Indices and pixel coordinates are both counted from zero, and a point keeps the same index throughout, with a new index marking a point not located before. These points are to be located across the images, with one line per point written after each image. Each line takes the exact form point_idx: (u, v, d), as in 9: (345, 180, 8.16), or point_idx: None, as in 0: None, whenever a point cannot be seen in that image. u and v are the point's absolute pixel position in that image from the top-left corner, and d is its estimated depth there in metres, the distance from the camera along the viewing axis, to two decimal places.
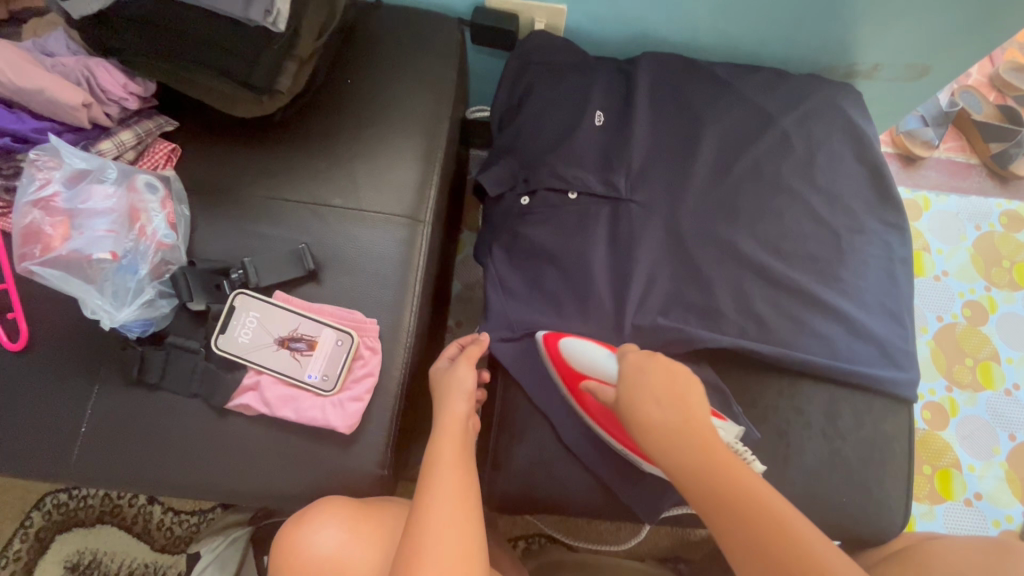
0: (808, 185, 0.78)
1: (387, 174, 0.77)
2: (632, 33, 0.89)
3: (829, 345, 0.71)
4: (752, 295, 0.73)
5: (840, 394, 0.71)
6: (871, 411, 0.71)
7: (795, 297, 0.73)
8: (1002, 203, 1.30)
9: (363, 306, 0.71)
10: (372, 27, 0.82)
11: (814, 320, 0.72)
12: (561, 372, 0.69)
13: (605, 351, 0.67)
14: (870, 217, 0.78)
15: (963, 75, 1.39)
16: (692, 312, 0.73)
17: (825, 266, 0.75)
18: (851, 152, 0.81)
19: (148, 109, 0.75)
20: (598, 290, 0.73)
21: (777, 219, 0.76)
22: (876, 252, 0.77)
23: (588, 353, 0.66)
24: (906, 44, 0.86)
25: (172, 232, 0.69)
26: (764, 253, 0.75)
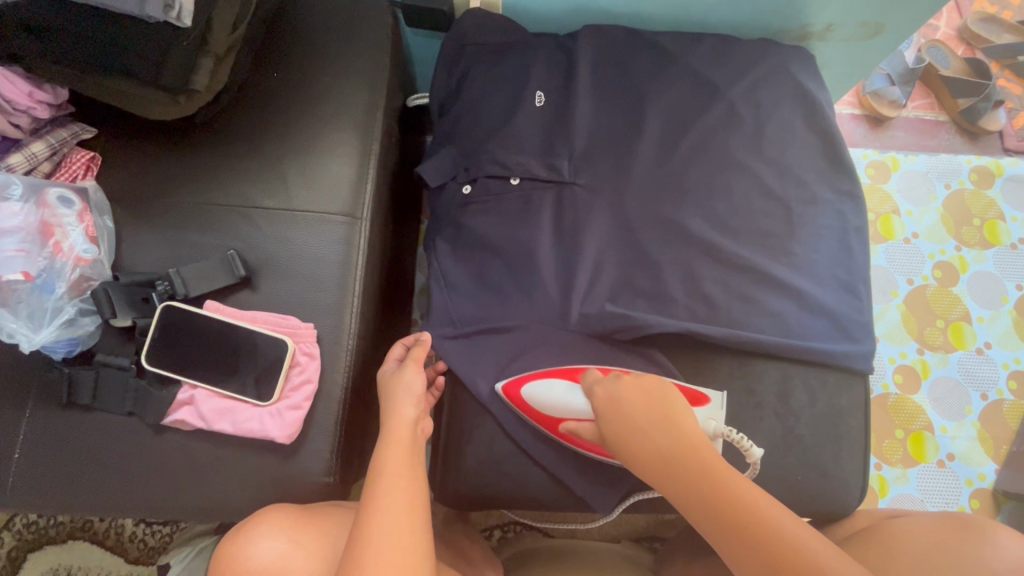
0: (758, 158, 0.75)
1: (321, 171, 0.74)
2: (573, 6, 0.85)
3: (781, 322, 0.70)
4: (701, 275, 0.71)
5: (793, 371, 0.69)
6: (826, 386, 0.69)
7: (745, 275, 0.71)
8: (972, 158, 1.28)
9: (300, 311, 0.69)
10: (297, 16, 0.79)
11: (764, 297, 0.71)
12: (532, 418, 0.68)
13: (567, 386, 0.67)
14: (822, 186, 0.76)
15: (931, 28, 1.35)
16: (641, 296, 0.71)
17: (777, 240, 0.73)
18: (802, 119, 0.78)
19: (62, 117, 0.72)
20: (543, 279, 0.71)
21: (726, 194, 0.74)
22: (828, 223, 0.75)
23: (551, 392, 0.66)
24: (857, 2, 0.82)
25: (92, 246, 0.66)
26: (712, 232, 0.73)
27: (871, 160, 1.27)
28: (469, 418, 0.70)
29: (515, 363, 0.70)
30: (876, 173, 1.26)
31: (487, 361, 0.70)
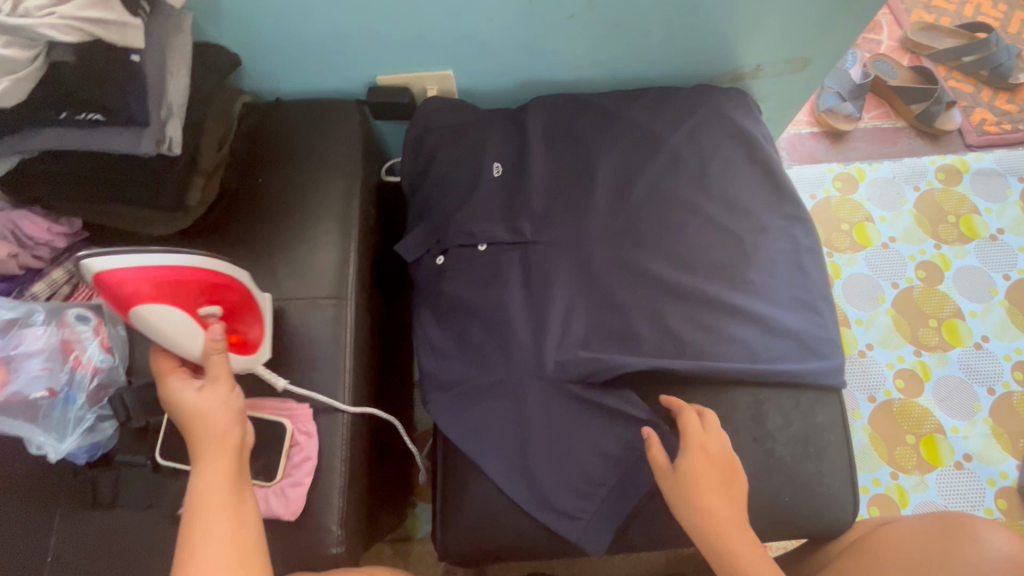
0: (704, 196, 0.81)
1: (308, 261, 0.81)
2: (521, 82, 0.94)
3: (746, 348, 0.73)
4: (665, 313, 0.75)
5: (765, 395, 0.72)
6: (799, 406, 0.72)
7: (705, 307, 0.75)
8: (936, 159, 1.31)
9: (296, 393, 0.75)
10: (275, 124, 0.88)
11: (726, 325, 0.74)
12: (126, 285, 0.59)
13: (167, 310, 0.61)
14: (770, 214, 0.81)
15: (874, 44, 1.43)
16: (612, 339, 0.75)
17: (734, 270, 0.77)
18: (742, 155, 0.84)
19: (78, 242, 0.80)
20: (517, 335, 0.76)
21: (679, 234, 0.79)
22: (781, 247, 0.79)
23: (166, 318, 0.62)
24: (777, 42, 0.89)
25: (108, 355, 0.73)
26: (669, 270, 0.77)
27: (836, 173, 1.31)
28: (463, 473, 0.74)
29: (499, 419, 0.73)
30: (844, 185, 1.30)
31: (474, 418, 0.74)
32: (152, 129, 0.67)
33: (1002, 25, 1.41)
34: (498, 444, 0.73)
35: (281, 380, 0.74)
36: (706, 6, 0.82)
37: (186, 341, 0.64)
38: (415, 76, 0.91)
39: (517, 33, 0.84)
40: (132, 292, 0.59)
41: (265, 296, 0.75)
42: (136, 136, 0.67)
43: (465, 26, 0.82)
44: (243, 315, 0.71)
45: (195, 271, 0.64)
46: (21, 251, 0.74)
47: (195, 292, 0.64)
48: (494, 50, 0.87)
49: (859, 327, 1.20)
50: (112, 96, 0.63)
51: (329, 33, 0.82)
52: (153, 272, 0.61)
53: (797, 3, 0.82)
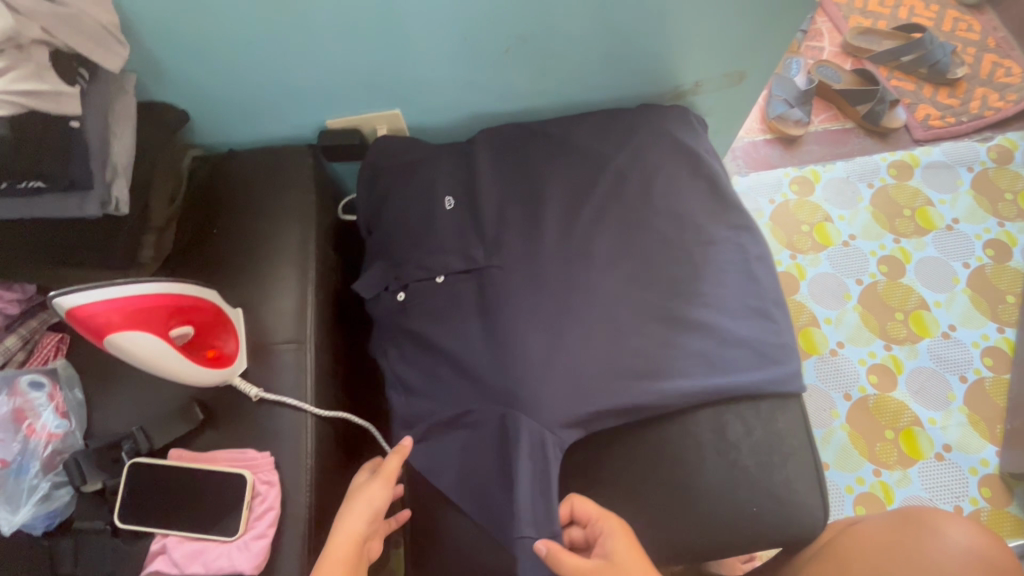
0: (653, 213, 0.82)
1: (267, 307, 0.81)
2: (468, 114, 0.97)
3: (704, 360, 0.74)
4: (622, 330, 0.76)
5: (724, 405, 0.73)
6: (759, 414, 0.72)
7: (660, 322, 0.76)
8: (886, 156, 1.35)
9: (257, 442, 0.74)
10: (229, 175, 0.89)
11: (683, 339, 0.75)
12: (100, 319, 0.58)
13: (149, 338, 0.62)
14: (717, 225, 0.82)
15: (816, 51, 1.48)
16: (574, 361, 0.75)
17: (686, 283, 0.78)
18: (686, 169, 0.86)
19: (34, 306, 0.78)
20: (477, 365, 0.76)
21: (629, 252, 0.80)
22: (730, 256, 0.80)
23: (145, 346, 0.61)
24: (711, 61, 0.93)
25: (63, 420, 0.72)
26: (624, 286, 0.78)
27: (792, 177, 1.34)
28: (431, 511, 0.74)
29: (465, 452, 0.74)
30: (800, 188, 1.33)
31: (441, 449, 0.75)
32: (96, 191, 0.68)
33: (936, 24, 1.47)
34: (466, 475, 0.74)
35: (256, 389, 0.75)
36: (637, 30, 0.85)
37: (173, 362, 0.64)
38: (364, 117, 0.93)
39: (457, 69, 0.87)
40: (104, 323, 0.58)
41: (238, 311, 0.80)
42: (80, 199, 0.68)
43: (406, 67, 0.84)
44: (218, 330, 0.73)
45: (163, 298, 0.64)
46: None
47: (166, 315, 0.64)
48: (438, 87, 0.90)
49: (829, 325, 1.21)
50: (50, 164, 0.64)
51: (273, 82, 0.84)
52: (126, 300, 0.60)
53: (723, 21, 0.85)
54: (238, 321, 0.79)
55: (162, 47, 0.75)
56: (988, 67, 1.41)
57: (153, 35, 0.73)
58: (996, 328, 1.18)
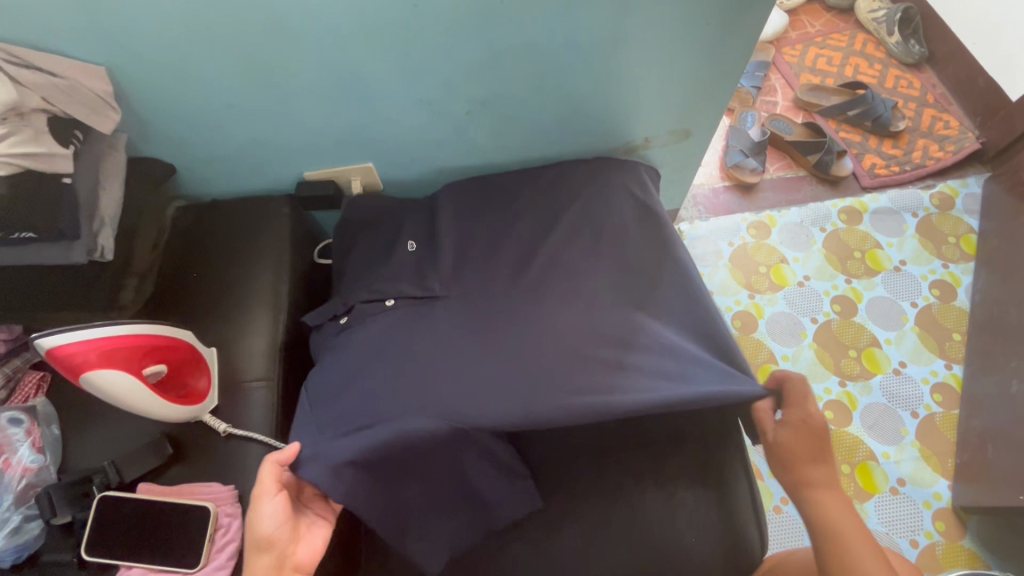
0: (603, 255, 0.88)
1: (239, 347, 0.86)
2: (437, 167, 1.05)
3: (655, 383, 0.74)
4: (567, 351, 0.77)
5: (666, 440, 0.78)
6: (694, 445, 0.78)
7: (606, 347, 0.78)
8: (837, 202, 1.43)
9: (223, 476, 0.77)
10: (211, 223, 0.96)
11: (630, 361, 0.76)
12: (79, 359, 0.63)
13: (123, 377, 0.66)
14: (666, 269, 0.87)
15: (770, 106, 1.59)
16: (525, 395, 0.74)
17: (633, 316, 0.82)
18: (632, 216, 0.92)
19: (17, 345, 0.82)
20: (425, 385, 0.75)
21: (579, 291, 0.83)
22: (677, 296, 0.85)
23: (119, 384, 0.66)
24: (658, 120, 1.02)
25: (39, 455, 0.76)
26: (574, 317, 0.81)
27: (750, 222, 1.43)
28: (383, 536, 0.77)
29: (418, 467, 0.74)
30: (757, 232, 1.41)
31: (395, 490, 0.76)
32: (82, 242, 0.75)
33: (879, 81, 1.59)
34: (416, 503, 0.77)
35: (225, 424, 0.79)
36: (586, 94, 0.94)
37: (144, 400, 0.69)
38: (340, 170, 1.01)
39: (424, 129, 0.95)
40: (80, 362, 0.63)
41: (212, 350, 0.85)
42: (67, 247, 0.74)
43: (376, 125, 0.93)
44: (191, 369, 0.78)
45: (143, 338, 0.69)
46: None
47: (140, 354, 0.69)
48: (408, 143, 0.98)
49: (786, 362, 1.26)
50: (43, 219, 0.70)
51: (254, 141, 0.92)
52: (104, 341, 0.65)
53: (662, 84, 0.94)
54: (211, 360, 0.84)
55: (152, 110, 0.83)
56: (928, 120, 1.52)
57: (144, 101, 0.81)
58: (944, 364, 1.24)
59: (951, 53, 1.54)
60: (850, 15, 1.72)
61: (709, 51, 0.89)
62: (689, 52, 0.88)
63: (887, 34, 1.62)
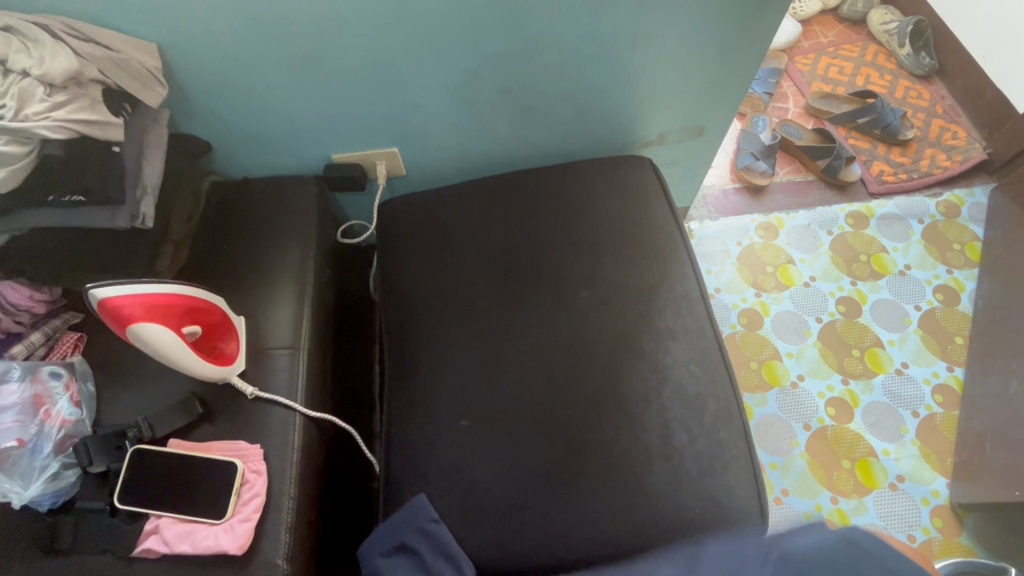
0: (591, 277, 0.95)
1: (266, 317, 0.90)
2: (458, 155, 1.09)
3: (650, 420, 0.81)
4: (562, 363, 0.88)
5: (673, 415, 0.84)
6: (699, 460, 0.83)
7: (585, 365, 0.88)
8: (844, 207, 1.47)
9: (249, 436, 0.81)
10: (241, 199, 1.00)
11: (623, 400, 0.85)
12: (126, 312, 0.66)
13: (165, 331, 0.70)
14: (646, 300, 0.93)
15: (782, 112, 1.63)
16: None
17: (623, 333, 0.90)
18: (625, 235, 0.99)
19: (56, 307, 0.87)
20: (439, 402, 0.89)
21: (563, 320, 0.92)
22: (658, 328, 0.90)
23: (162, 338, 0.69)
24: (674, 116, 1.06)
25: (76, 409, 0.80)
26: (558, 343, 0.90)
27: (758, 223, 1.46)
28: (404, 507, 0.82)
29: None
30: (765, 233, 1.45)
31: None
32: (126, 207, 0.79)
33: (889, 91, 1.63)
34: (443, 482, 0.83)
35: (252, 387, 0.83)
36: (605, 89, 0.98)
37: (185, 354, 0.73)
38: (366, 153, 1.05)
39: (449, 116, 0.99)
40: (127, 315, 0.67)
41: (241, 318, 0.88)
42: (112, 212, 0.78)
43: (404, 112, 0.97)
44: (221, 334, 0.82)
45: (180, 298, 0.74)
46: (4, 316, 0.80)
47: (179, 312, 0.73)
48: (433, 131, 1.02)
49: (791, 359, 1.29)
50: (93, 182, 0.75)
51: (289, 124, 0.97)
52: (149, 296, 0.69)
53: (679, 81, 0.98)
54: (240, 327, 0.87)
55: (194, 88, 0.87)
56: (936, 130, 1.55)
57: (188, 79, 0.86)
58: (946, 366, 1.26)
59: (961, 66, 1.57)
60: (861, 27, 1.76)
61: (725, 50, 0.93)
62: (706, 51, 0.92)
63: (898, 46, 1.65)
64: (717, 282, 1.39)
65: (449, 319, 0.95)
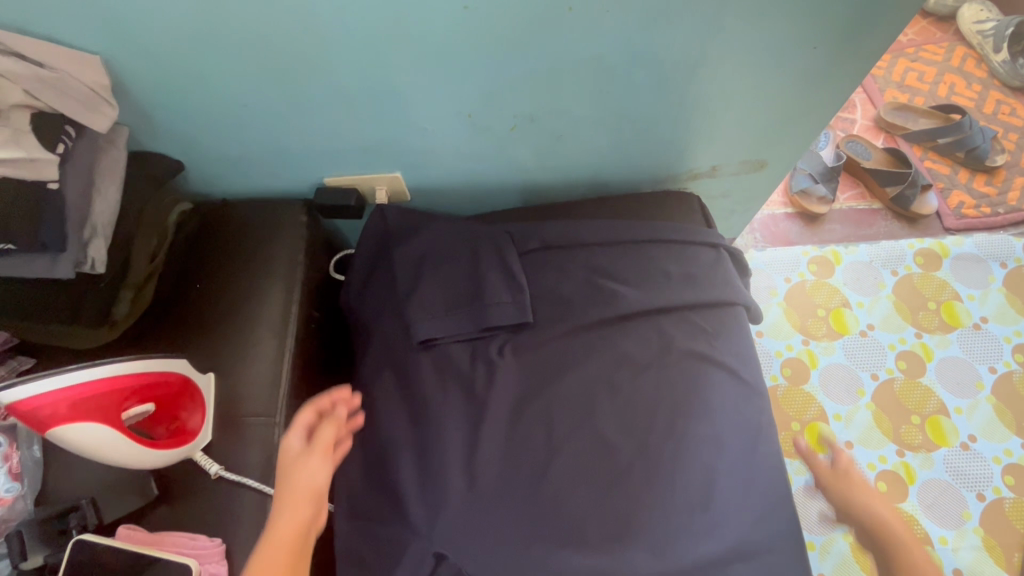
0: (629, 331, 0.77)
1: (240, 375, 0.77)
2: (472, 182, 0.93)
3: (685, 464, 0.70)
4: (587, 432, 0.71)
5: (726, 519, 0.68)
6: (733, 433, 0.73)
7: (622, 439, 0.71)
8: (914, 242, 1.27)
9: (211, 526, 0.70)
10: (217, 228, 0.87)
11: (665, 463, 0.70)
12: (45, 412, 0.56)
13: (101, 429, 0.59)
14: (699, 349, 0.76)
15: (848, 123, 1.42)
16: (589, 312, 0.77)
17: (671, 402, 0.73)
18: (674, 260, 0.81)
19: (4, 353, 0.77)
20: (443, 458, 0.70)
21: (592, 373, 0.74)
22: (709, 388, 0.74)
23: (102, 435, 0.60)
24: (731, 148, 0.88)
25: (15, 484, 0.69)
26: (590, 412, 0.73)
27: (811, 257, 1.28)
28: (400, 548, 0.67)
29: (437, 254, 0.82)
30: (819, 269, 1.27)
31: (418, 346, 0.77)
32: (69, 254, 0.66)
33: (977, 106, 1.40)
34: (415, 555, 0.66)
35: (217, 467, 0.71)
36: (651, 116, 0.81)
37: (125, 452, 0.62)
38: (364, 178, 0.90)
39: (460, 142, 0.83)
40: (49, 415, 0.56)
41: (209, 378, 0.76)
42: (51, 262, 0.65)
43: (409, 135, 0.81)
44: (182, 403, 0.70)
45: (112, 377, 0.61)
46: None
47: (122, 398, 0.62)
48: (443, 156, 0.86)
49: (839, 422, 1.13)
50: (19, 228, 0.61)
51: (273, 144, 0.82)
52: (74, 389, 0.57)
53: (743, 112, 0.80)
54: (207, 389, 0.75)
55: (155, 104, 0.73)
56: None
57: (147, 94, 0.71)
58: (1020, 443, 1.10)
59: None
60: (949, 24, 1.51)
61: (805, 78, 0.75)
62: (783, 78, 0.74)
63: (993, 50, 1.42)
64: (759, 323, 1.22)
65: (446, 372, 0.76)
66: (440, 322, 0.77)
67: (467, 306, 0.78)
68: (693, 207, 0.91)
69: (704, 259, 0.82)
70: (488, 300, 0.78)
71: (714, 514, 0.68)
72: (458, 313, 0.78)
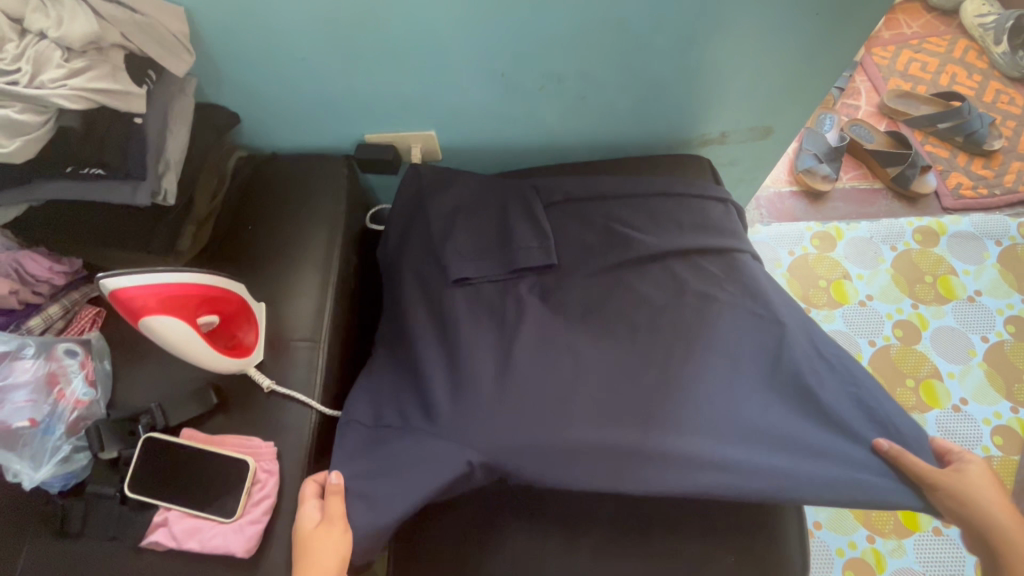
0: (647, 274, 0.84)
1: (287, 304, 0.85)
2: (500, 143, 1.01)
3: (703, 384, 0.75)
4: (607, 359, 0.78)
5: (745, 432, 0.72)
6: (750, 360, 0.77)
7: (642, 363, 0.77)
8: (912, 221, 1.34)
9: (263, 432, 0.78)
10: (267, 176, 0.95)
11: (683, 385, 0.75)
12: (136, 303, 0.65)
13: (182, 324, 0.68)
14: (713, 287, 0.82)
15: (853, 109, 1.49)
16: (609, 257, 0.85)
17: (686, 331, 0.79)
18: (688, 212, 0.88)
19: (78, 279, 0.86)
20: (476, 376, 0.77)
21: (612, 310, 0.82)
22: (725, 318, 0.79)
23: (183, 329, 0.68)
24: (740, 115, 0.96)
25: (91, 389, 0.77)
26: (609, 344, 0.80)
27: (814, 232, 1.35)
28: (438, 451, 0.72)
29: (468, 204, 0.91)
30: (822, 243, 1.34)
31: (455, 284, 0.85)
32: (147, 183, 0.74)
33: (977, 95, 1.47)
34: (450, 458, 0.71)
35: (269, 381, 0.79)
36: (668, 82, 0.89)
37: (199, 350, 0.71)
38: (401, 136, 0.98)
39: (491, 102, 0.91)
40: (141, 306, 0.65)
41: (261, 305, 0.84)
42: (132, 188, 0.73)
43: (446, 95, 0.89)
44: (240, 322, 0.79)
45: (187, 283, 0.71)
46: (22, 288, 0.80)
47: (195, 303, 0.71)
48: (475, 116, 0.94)
49: None
50: (112, 156, 0.71)
51: (322, 101, 0.90)
52: (161, 286, 0.67)
53: (752, 79, 0.88)
54: (260, 314, 0.83)
55: (222, 56, 0.81)
56: None
57: (217, 46, 0.79)
58: (1009, 406, 1.16)
59: None
60: (953, 18, 1.58)
61: (809, 46, 0.82)
62: (789, 47, 0.82)
63: (994, 43, 1.48)
64: None
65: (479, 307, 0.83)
66: (476, 266, 0.85)
67: (499, 251, 0.86)
68: (704, 170, 0.98)
69: (714, 212, 0.89)
70: (519, 246, 0.86)
71: (733, 428, 0.72)
72: (491, 257, 0.86)
